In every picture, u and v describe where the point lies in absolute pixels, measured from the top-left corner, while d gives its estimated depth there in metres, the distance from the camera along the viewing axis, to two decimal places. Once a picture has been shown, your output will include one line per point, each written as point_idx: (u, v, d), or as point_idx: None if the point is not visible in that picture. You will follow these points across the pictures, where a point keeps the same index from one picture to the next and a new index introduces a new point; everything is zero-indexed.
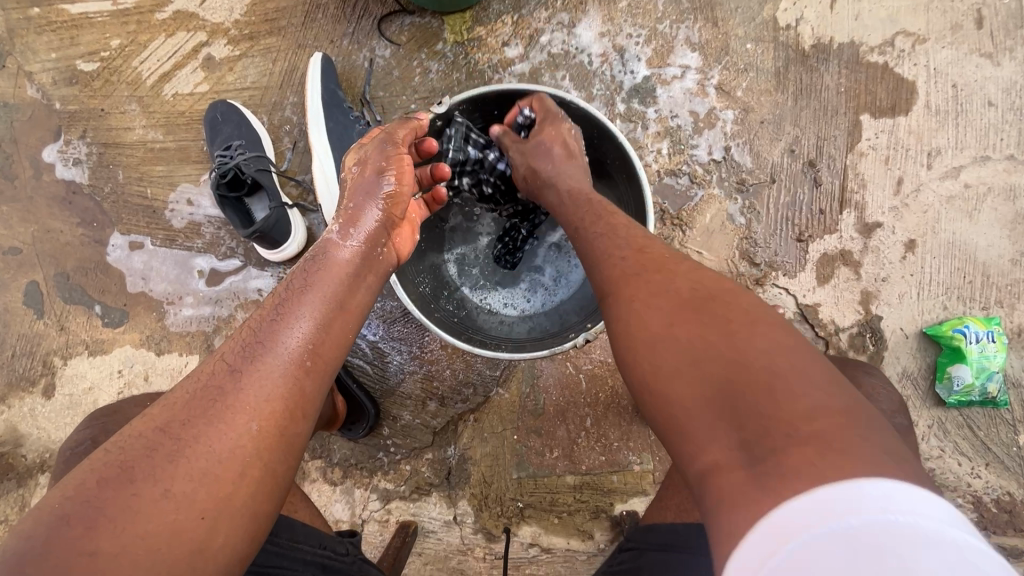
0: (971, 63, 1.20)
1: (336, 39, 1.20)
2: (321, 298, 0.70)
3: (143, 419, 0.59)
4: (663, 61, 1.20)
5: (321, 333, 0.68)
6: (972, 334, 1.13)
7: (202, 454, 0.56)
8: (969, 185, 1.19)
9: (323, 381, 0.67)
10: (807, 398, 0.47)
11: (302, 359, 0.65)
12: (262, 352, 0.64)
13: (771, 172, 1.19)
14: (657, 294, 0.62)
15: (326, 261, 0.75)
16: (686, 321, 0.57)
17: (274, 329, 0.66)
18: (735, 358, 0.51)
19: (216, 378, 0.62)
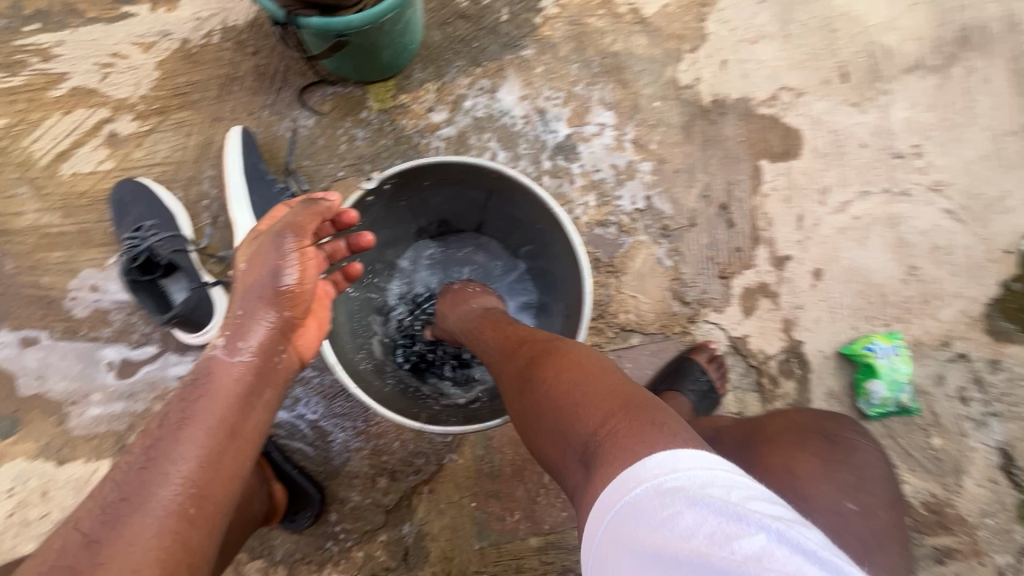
0: (843, 112, 1.37)
1: (254, 110, 1.17)
2: (203, 431, 0.64)
3: None
4: (582, 120, 1.27)
5: (204, 475, 0.62)
6: (880, 350, 1.25)
7: None
8: (858, 217, 1.34)
9: (210, 528, 0.62)
10: (609, 407, 0.63)
11: (183, 510, 0.60)
12: (134, 504, 0.58)
13: (690, 217, 1.28)
14: (511, 371, 0.77)
15: (208, 387, 0.68)
16: (525, 386, 0.73)
17: (147, 478, 0.60)
18: (557, 398, 0.67)
19: (80, 540, 0.56)
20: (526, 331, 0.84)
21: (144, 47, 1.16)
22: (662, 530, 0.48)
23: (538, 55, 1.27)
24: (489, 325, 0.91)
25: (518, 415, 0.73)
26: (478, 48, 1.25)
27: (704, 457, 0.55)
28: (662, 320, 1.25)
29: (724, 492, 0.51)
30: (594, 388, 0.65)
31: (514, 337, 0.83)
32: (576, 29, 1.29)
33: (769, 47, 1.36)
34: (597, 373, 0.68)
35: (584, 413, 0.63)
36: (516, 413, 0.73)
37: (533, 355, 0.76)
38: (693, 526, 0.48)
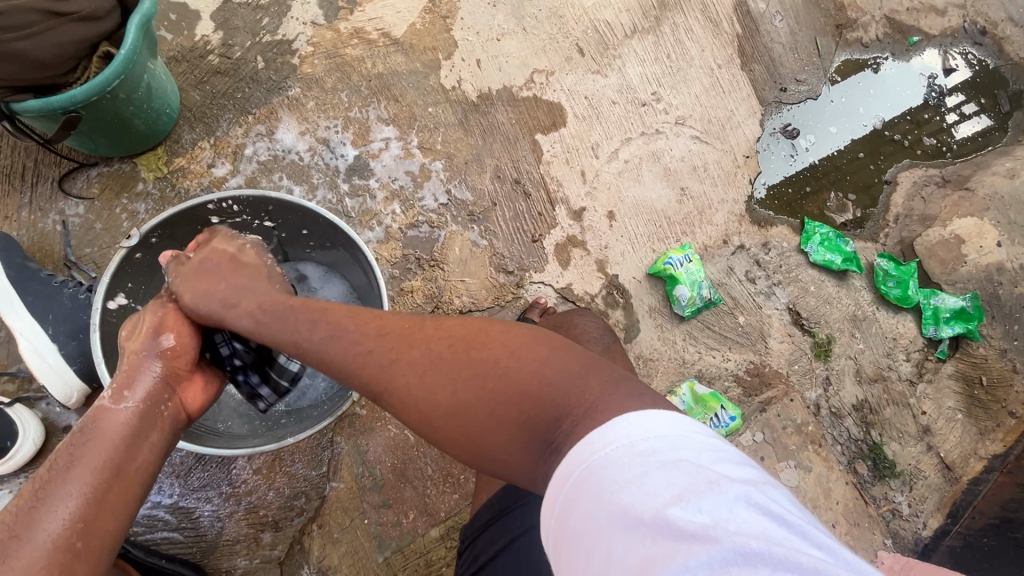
0: (590, 79, 1.60)
1: (11, 213, 1.12)
2: (89, 470, 0.68)
3: None
4: (365, 139, 1.36)
5: (96, 512, 0.66)
6: (676, 262, 1.46)
7: None
8: (628, 160, 1.57)
9: (103, 557, 0.66)
10: (556, 379, 0.64)
11: (73, 545, 0.64)
12: (20, 543, 0.62)
13: (490, 198, 1.42)
14: (418, 361, 0.67)
15: (95, 431, 0.72)
16: (462, 377, 0.65)
17: (33, 518, 0.63)
18: (514, 388, 0.64)
19: None
20: (424, 321, 0.72)
21: None
22: (627, 490, 0.50)
23: (306, 92, 1.34)
24: (360, 317, 0.73)
25: (446, 412, 0.65)
26: (243, 98, 1.29)
27: (678, 421, 0.56)
28: (494, 293, 1.36)
29: (697, 456, 0.52)
30: (565, 375, 0.64)
31: (424, 329, 0.70)
32: (335, 62, 1.38)
33: (513, 41, 1.55)
34: (555, 356, 0.66)
35: (564, 399, 0.62)
36: (443, 407, 0.65)
37: (463, 351, 0.67)
38: (661, 486, 0.50)
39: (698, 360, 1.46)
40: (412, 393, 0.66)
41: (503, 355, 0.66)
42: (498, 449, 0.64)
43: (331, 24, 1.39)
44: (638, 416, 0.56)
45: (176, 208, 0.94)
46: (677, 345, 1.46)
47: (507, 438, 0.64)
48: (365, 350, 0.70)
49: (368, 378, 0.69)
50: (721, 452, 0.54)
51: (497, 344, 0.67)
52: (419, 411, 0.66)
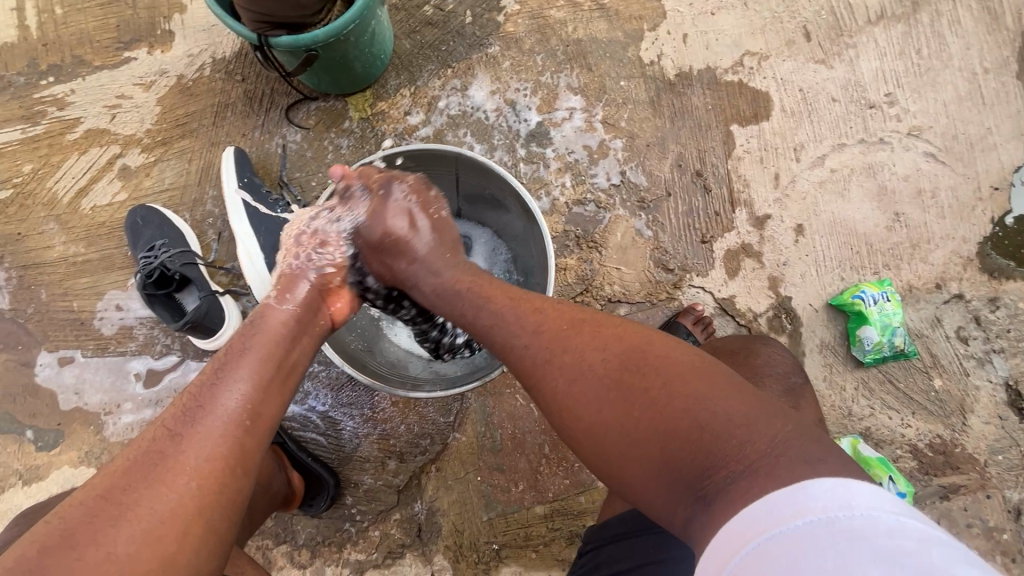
0: (810, 69, 1.39)
1: (247, 132, 1.28)
2: (256, 361, 0.71)
3: (83, 490, 0.59)
4: (551, 107, 1.33)
5: (260, 390, 0.69)
6: (870, 297, 1.25)
7: (144, 516, 0.56)
8: (835, 170, 1.35)
9: (264, 438, 0.67)
10: (709, 416, 0.58)
11: (241, 420, 0.65)
12: (201, 412, 0.64)
13: (666, 187, 1.32)
14: (571, 367, 0.68)
15: (262, 326, 0.77)
16: (611, 400, 0.64)
17: (213, 391, 0.67)
18: (665, 426, 0.60)
19: (153, 443, 0.62)
20: (586, 318, 0.73)
21: (145, 86, 1.27)
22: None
23: (504, 51, 1.34)
24: (528, 304, 0.76)
25: (586, 426, 0.65)
26: (446, 51, 1.33)
27: (868, 490, 0.47)
28: (648, 289, 1.28)
29: (921, 550, 0.41)
30: (729, 423, 0.57)
31: (582, 329, 0.70)
32: (537, 23, 1.35)
33: (728, 16, 1.39)
34: (724, 398, 0.59)
35: (721, 448, 0.56)
36: (586, 421, 0.65)
37: (618, 374, 0.65)
38: None
39: (868, 416, 1.26)
40: (557, 393, 0.68)
41: (658, 384, 0.62)
42: (634, 480, 0.62)
43: None
44: (834, 484, 0.48)
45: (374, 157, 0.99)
46: (846, 393, 1.26)
47: (646, 473, 0.61)
48: (522, 342, 0.72)
49: (519, 366, 0.72)
50: (950, 549, 0.41)
51: (653, 369, 0.64)
52: (561, 416, 0.68)
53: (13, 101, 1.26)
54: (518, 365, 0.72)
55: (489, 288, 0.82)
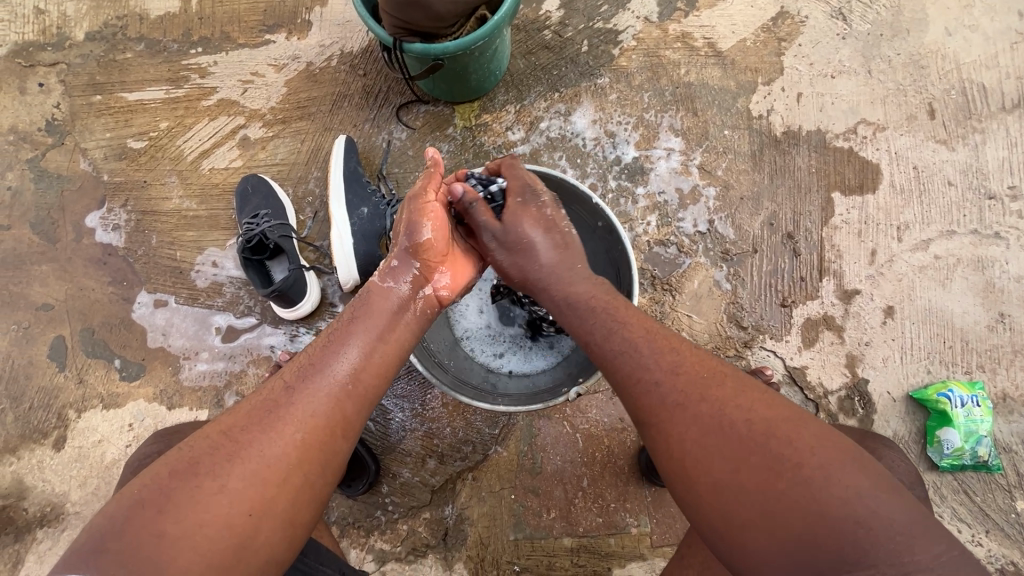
0: (929, 148, 1.32)
1: (358, 123, 1.36)
2: (366, 332, 0.81)
3: (213, 424, 0.70)
4: (649, 144, 1.33)
5: (362, 360, 0.77)
6: (957, 398, 1.17)
7: (254, 458, 0.66)
8: (939, 257, 1.28)
9: (362, 406, 0.76)
10: (860, 506, 0.57)
11: (345, 385, 0.75)
12: (314, 373, 0.74)
13: (753, 243, 1.29)
14: (709, 422, 0.67)
15: (370, 300, 0.86)
16: (749, 463, 0.63)
17: (325, 355, 0.77)
18: (810, 509, 0.58)
19: (274, 393, 0.72)
20: (723, 380, 0.71)
21: (278, 67, 1.38)
22: None
23: (613, 84, 1.36)
24: (663, 342, 0.78)
25: (711, 485, 0.64)
26: (557, 75, 1.36)
27: None
28: (716, 342, 1.25)
29: None
30: (883, 525, 0.56)
31: (720, 387, 0.70)
32: (650, 61, 1.36)
33: (849, 82, 1.36)
34: (882, 497, 0.57)
35: (874, 551, 0.54)
36: (714, 479, 0.64)
37: (755, 441, 0.64)
38: None
39: None
40: (686, 449, 0.67)
41: (808, 463, 0.60)
42: (751, 546, 0.60)
43: (661, 24, 1.38)
44: None
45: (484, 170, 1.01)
46: None
47: (778, 551, 0.58)
48: (654, 379, 0.74)
49: (645, 400, 0.73)
50: None
51: (790, 446, 0.62)
52: (687, 469, 0.67)
53: (163, 64, 1.40)
54: (642, 407, 0.73)
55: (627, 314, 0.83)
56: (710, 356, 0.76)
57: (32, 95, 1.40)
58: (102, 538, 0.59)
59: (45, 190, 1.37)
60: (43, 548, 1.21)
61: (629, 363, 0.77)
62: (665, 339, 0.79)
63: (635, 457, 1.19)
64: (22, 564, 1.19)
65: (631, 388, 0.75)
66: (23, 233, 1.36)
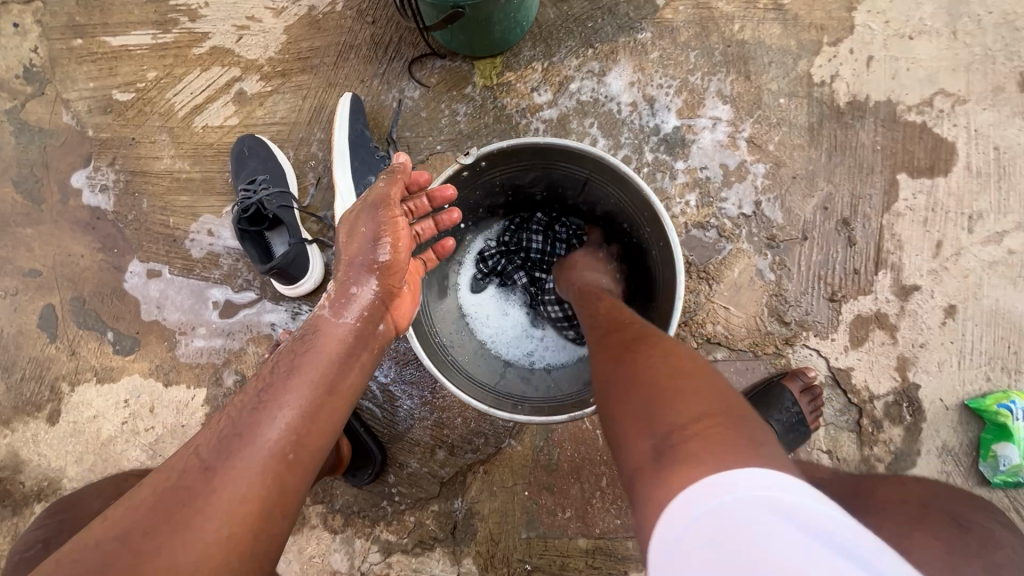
0: (1014, 126, 1.16)
1: (366, 79, 1.21)
2: (307, 385, 0.69)
3: (105, 524, 0.58)
4: (693, 112, 1.18)
5: (304, 417, 0.67)
6: (1020, 411, 1.06)
7: (163, 567, 0.54)
8: (1013, 251, 1.14)
9: (306, 474, 0.65)
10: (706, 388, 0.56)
11: (281, 454, 0.63)
12: (239, 445, 0.62)
13: (804, 229, 1.15)
14: (617, 339, 0.70)
15: (317, 343, 0.74)
16: (637, 358, 0.63)
17: (254, 419, 0.65)
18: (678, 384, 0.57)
19: (187, 479, 0.60)
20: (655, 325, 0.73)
21: (276, 11, 1.22)
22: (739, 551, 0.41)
23: (655, 40, 1.19)
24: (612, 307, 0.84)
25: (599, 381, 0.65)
26: (592, 28, 1.20)
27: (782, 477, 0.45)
28: (754, 338, 1.14)
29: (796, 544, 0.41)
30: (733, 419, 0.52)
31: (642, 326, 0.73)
32: (700, 14, 1.19)
33: (929, 44, 1.17)
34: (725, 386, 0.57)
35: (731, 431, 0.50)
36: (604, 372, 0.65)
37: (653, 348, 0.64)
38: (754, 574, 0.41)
39: None
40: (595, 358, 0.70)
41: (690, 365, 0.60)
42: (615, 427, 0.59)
43: None
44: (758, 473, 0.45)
45: (505, 143, 0.85)
46: None
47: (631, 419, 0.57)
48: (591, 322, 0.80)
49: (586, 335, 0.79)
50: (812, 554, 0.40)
51: (666, 348, 0.64)
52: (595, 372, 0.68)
53: (149, 4, 1.24)
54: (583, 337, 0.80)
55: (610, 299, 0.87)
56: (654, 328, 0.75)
57: (7, 37, 1.26)
58: None
59: (26, 144, 1.26)
60: None
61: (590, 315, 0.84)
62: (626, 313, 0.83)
63: None
64: (20, 538, 1.16)
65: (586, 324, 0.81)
66: (5, 191, 1.26)
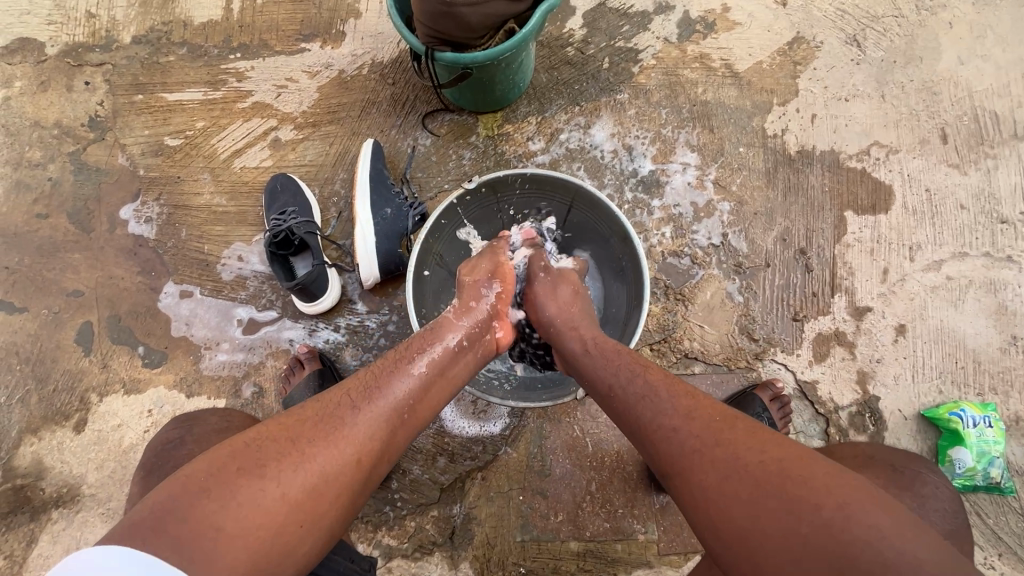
0: (941, 171, 1.35)
1: (385, 129, 1.41)
2: (431, 363, 0.85)
3: (277, 424, 0.73)
4: (666, 158, 1.37)
5: (419, 394, 0.82)
6: (969, 418, 1.17)
7: (316, 469, 0.69)
8: (951, 278, 1.29)
9: (408, 435, 0.80)
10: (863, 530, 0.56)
11: (400, 413, 0.79)
12: (378, 396, 0.78)
13: (766, 257, 1.31)
14: (716, 446, 0.69)
15: (441, 335, 0.90)
16: (769, 510, 0.61)
17: (389, 379, 0.80)
18: (837, 552, 0.56)
19: (340, 407, 0.75)
20: (735, 422, 0.72)
21: (311, 74, 1.44)
22: None
23: (631, 100, 1.41)
24: (680, 388, 0.80)
25: (739, 534, 0.62)
26: (579, 90, 1.41)
27: None
28: (727, 353, 1.27)
29: None
30: (913, 569, 0.53)
31: (737, 425, 0.71)
32: (669, 79, 1.41)
33: (862, 105, 1.39)
34: (886, 518, 0.57)
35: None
36: (739, 527, 0.63)
37: (766, 478, 0.64)
38: None
39: None
40: (688, 469, 0.69)
41: (830, 505, 0.59)
42: None
43: (680, 44, 1.43)
44: None
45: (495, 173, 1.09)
46: None
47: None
48: (672, 426, 0.74)
49: (664, 444, 0.73)
50: None
51: (793, 460, 0.65)
52: (713, 520, 0.65)
53: (203, 67, 1.47)
54: (656, 443, 0.74)
55: (646, 362, 0.86)
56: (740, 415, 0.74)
57: (78, 92, 1.47)
58: (158, 520, 0.61)
59: (84, 181, 1.43)
60: (57, 528, 1.23)
61: (648, 417, 0.77)
62: (680, 388, 0.79)
63: (643, 464, 1.19)
64: (35, 543, 1.21)
65: (652, 435, 0.75)
66: (59, 221, 1.42)
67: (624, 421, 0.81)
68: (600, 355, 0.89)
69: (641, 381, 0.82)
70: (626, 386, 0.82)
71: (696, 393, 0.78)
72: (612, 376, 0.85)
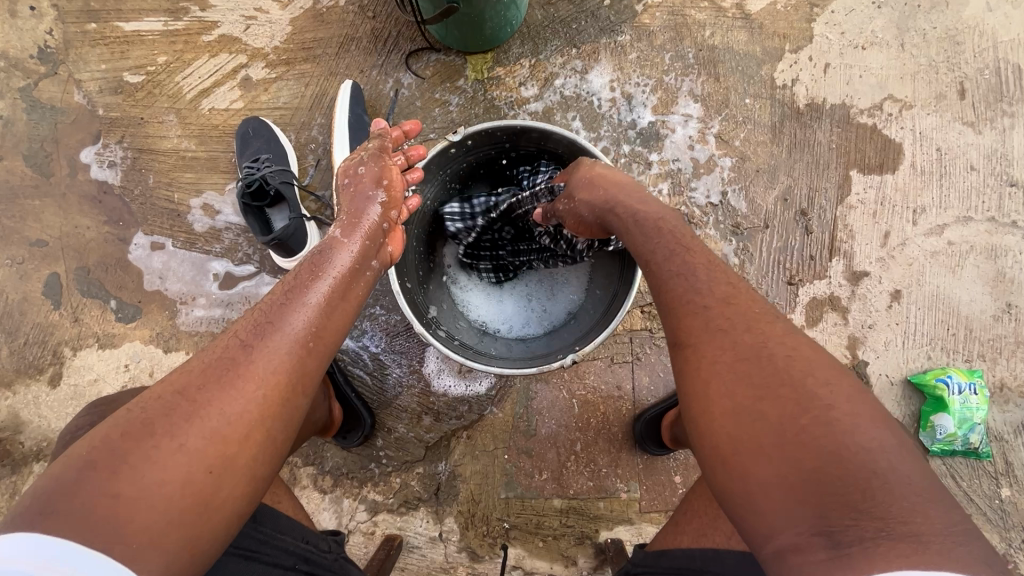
0: (955, 130, 1.28)
1: (365, 69, 1.30)
2: (327, 284, 0.77)
3: (161, 385, 0.64)
4: (667, 109, 1.28)
5: (322, 317, 0.74)
6: (955, 384, 1.17)
7: (214, 416, 0.61)
8: (953, 243, 1.25)
9: (322, 359, 0.73)
10: (891, 472, 0.51)
11: (305, 340, 0.71)
12: (272, 330, 0.70)
13: (765, 218, 1.26)
14: (748, 350, 0.63)
15: (333, 255, 0.82)
16: (776, 394, 0.58)
17: (283, 311, 0.72)
18: (813, 445, 0.53)
19: (229, 351, 0.67)
20: (773, 321, 0.67)
21: (283, 4, 1.31)
22: None
23: (633, 43, 1.30)
24: (720, 273, 0.74)
25: (728, 410, 0.60)
26: (576, 30, 1.30)
27: None
28: None
29: None
30: (909, 487, 0.50)
31: (765, 326, 0.65)
32: (674, 20, 1.30)
33: (880, 54, 1.30)
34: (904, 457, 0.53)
35: (884, 497, 0.50)
36: (732, 404, 0.60)
37: (786, 369, 0.60)
38: None
39: None
40: (711, 365, 0.64)
41: (843, 408, 0.56)
42: (765, 510, 0.53)
43: None
44: None
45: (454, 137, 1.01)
46: None
47: (777, 495, 0.53)
48: (703, 303, 0.70)
49: (687, 322, 0.69)
50: None
51: (811, 377, 0.59)
52: (706, 395, 0.62)
53: None
54: (681, 328, 0.70)
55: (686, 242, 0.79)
56: (767, 307, 0.69)
57: (23, 19, 1.32)
58: (46, 503, 0.53)
59: (38, 120, 1.32)
60: None
61: (685, 320, 0.70)
62: (720, 274, 0.74)
63: (629, 425, 1.19)
64: (19, 495, 1.21)
65: (679, 311, 0.71)
66: (14, 164, 1.32)
67: (652, 289, 0.77)
68: (642, 230, 0.82)
69: (680, 260, 0.76)
70: (662, 262, 0.77)
71: (735, 282, 0.73)
72: (650, 252, 0.79)
